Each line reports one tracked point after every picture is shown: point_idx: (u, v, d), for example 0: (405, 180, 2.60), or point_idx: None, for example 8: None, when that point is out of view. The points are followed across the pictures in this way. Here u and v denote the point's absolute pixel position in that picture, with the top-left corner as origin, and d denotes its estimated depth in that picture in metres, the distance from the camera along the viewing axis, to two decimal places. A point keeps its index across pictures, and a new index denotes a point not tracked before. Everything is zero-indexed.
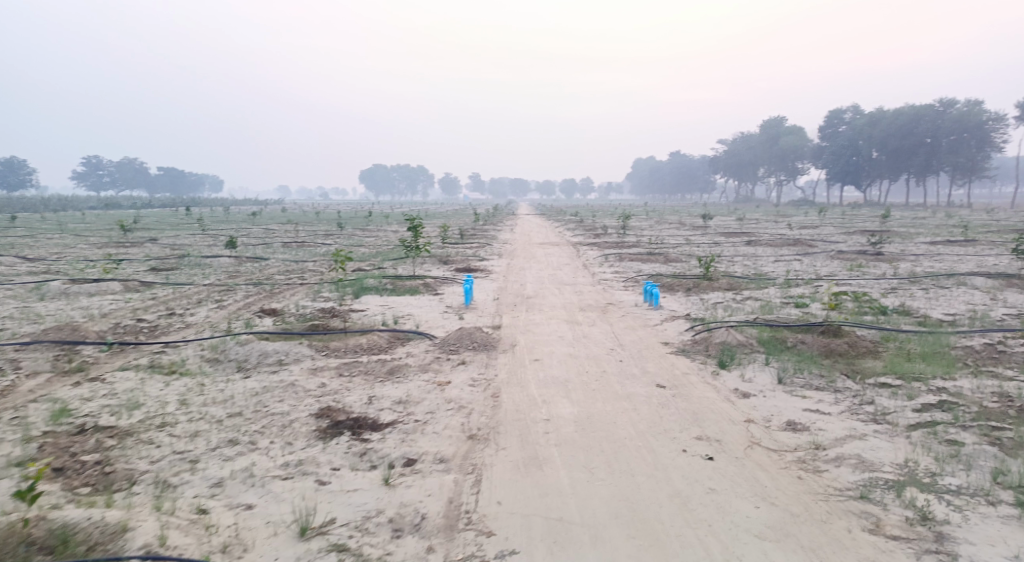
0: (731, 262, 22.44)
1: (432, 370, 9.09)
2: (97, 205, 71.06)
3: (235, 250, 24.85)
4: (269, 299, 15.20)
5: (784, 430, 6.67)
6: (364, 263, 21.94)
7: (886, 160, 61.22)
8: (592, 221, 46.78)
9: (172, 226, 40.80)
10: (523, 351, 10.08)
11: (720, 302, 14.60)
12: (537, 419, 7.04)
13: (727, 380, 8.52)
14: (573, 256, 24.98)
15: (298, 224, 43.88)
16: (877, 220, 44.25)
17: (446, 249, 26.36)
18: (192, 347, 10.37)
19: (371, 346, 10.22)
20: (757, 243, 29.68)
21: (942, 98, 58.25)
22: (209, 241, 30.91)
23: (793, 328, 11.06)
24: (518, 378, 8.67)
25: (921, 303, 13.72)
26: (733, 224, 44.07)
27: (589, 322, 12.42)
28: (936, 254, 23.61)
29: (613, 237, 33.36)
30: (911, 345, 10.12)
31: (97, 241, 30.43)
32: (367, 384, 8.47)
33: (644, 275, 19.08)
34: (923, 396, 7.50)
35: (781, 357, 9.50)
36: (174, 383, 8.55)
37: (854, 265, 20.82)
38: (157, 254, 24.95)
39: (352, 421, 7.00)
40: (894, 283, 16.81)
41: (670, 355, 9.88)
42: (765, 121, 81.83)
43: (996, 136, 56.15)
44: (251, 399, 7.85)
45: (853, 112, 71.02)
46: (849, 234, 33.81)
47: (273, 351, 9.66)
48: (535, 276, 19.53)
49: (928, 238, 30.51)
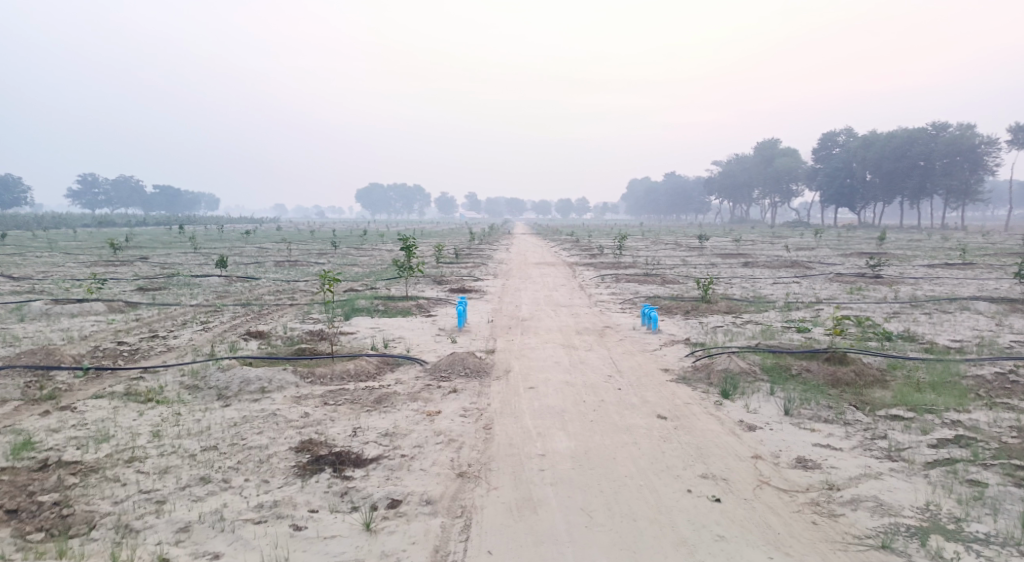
0: (730, 284, 22.12)
1: (421, 399, 8.66)
2: (92, 223, 70.62)
3: (226, 269, 24.44)
4: (257, 321, 14.76)
5: (794, 468, 6.27)
6: (356, 283, 21.55)
7: (880, 183, 61.45)
8: (587, 241, 46.67)
9: (165, 245, 40.40)
10: (518, 378, 9.66)
11: (720, 326, 14.24)
12: (531, 454, 6.62)
13: (732, 411, 8.12)
14: (569, 277, 24.66)
15: (292, 243, 43.61)
16: (872, 243, 44.13)
17: (439, 270, 26.00)
18: (172, 372, 9.91)
19: (359, 373, 9.77)
20: (754, 265, 29.44)
21: (935, 122, 58.66)
22: (200, 260, 30.44)
23: (796, 355, 10.70)
24: (511, 408, 8.24)
25: (925, 329, 13.41)
26: (730, 245, 43.97)
27: (586, 347, 12.03)
28: (935, 278, 23.43)
29: (609, 258, 33.12)
30: (920, 374, 9.77)
31: (87, 259, 30.05)
32: (352, 414, 8.02)
33: (642, 297, 18.71)
34: (938, 430, 7.14)
35: (786, 386, 9.12)
36: (149, 412, 8.09)
37: (854, 288, 20.57)
38: (145, 273, 24.51)
39: (334, 456, 6.57)
40: (896, 307, 16.52)
41: (671, 383, 9.49)
42: (759, 143, 82.39)
43: (989, 159, 56.51)
44: (229, 430, 7.40)
45: (846, 134, 71.55)
46: (847, 256, 33.76)
47: (255, 377, 9.22)
48: (530, 297, 19.16)
49: (926, 261, 30.42)
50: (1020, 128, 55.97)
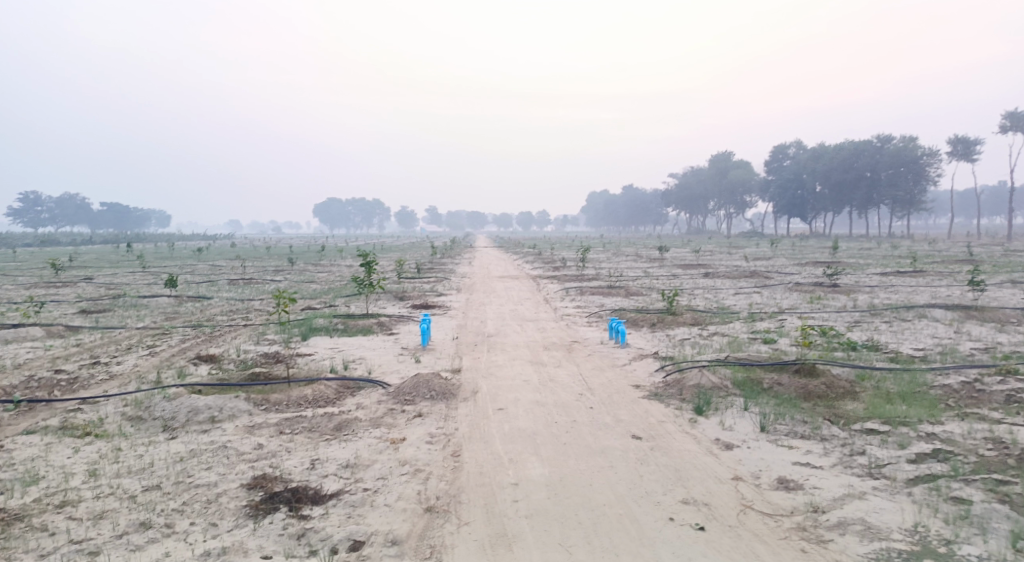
0: (693, 295, 22.23)
1: (385, 425, 8.19)
2: (33, 242, 67.24)
3: (175, 289, 23.34)
4: (208, 344, 13.96)
5: (777, 490, 6.10)
6: (315, 301, 20.83)
7: (830, 194, 63.53)
8: (549, 254, 46.74)
9: (111, 264, 38.59)
10: (485, 399, 9.27)
11: (688, 338, 14.15)
12: (503, 484, 6.24)
13: (707, 429, 7.91)
14: (534, 290, 24.44)
15: (247, 260, 42.29)
16: (826, 252, 45.34)
17: (401, 285, 25.45)
18: (113, 403, 9.15)
19: (317, 398, 9.22)
20: (715, 275, 29.74)
21: (879, 135, 61.01)
22: (149, 280, 29.11)
23: (766, 367, 10.63)
24: (480, 432, 7.86)
25: (888, 338, 13.61)
26: (689, 256, 44.55)
27: (555, 363, 11.74)
28: (890, 286, 24.05)
29: (572, 270, 33.14)
30: (889, 385, 9.83)
31: (25, 280, 28.39)
32: (310, 444, 7.50)
33: (607, 310, 18.56)
34: (915, 445, 7.13)
35: (759, 400, 9.00)
36: (85, 448, 7.39)
37: (814, 297, 20.89)
38: (89, 295, 23.22)
39: (290, 493, 6.06)
40: (857, 316, 16.80)
41: (644, 400, 9.24)
42: (714, 156, 84.28)
43: (931, 170, 58.56)
44: (175, 467, 6.78)
45: (797, 147, 73.92)
46: (803, 265, 34.51)
47: (204, 406, 8.58)
48: (495, 312, 18.80)
49: (879, 269, 31.28)
50: (958, 140, 58.73)
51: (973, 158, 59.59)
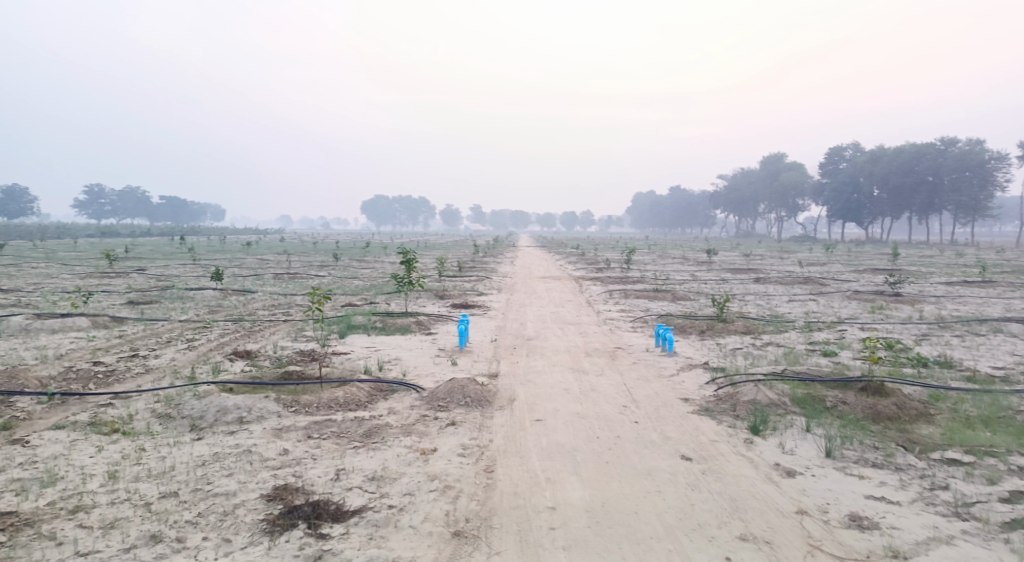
0: (744, 302, 21.17)
1: (416, 433, 7.77)
2: (94, 234, 70.00)
3: (221, 283, 23.62)
4: (246, 339, 13.87)
5: (848, 529, 5.38)
6: (355, 297, 20.72)
7: (888, 198, 60.56)
8: (593, 255, 45.94)
9: (165, 256, 39.72)
10: (523, 408, 8.75)
11: (739, 348, 13.31)
12: (539, 507, 5.73)
13: (765, 452, 7.19)
14: (576, 292, 23.80)
15: (293, 255, 42.98)
16: (884, 259, 43.08)
17: (441, 283, 25.17)
18: (145, 399, 9.02)
19: (349, 401, 8.87)
20: (766, 281, 28.40)
21: (943, 137, 57.81)
22: (197, 272, 29.68)
23: (827, 384, 9.79)
24: (516, 445, 7.35)
25: (962, 354, 12.48)
26: (739, 260, 42.98)
27: (597, 371, 11.13)
28: (958, 297, 22.47)
29: (616, 272, 32.32)
30: (969, 407, 8.87)
31: (82, 270, 29.35)
32: (337, 451, 7.13)
33: (653, 315, 17.81)
34: (1008, 480, 6.25)
35: (822, 420, 8.21)
36: (110, 447, 7.21)
37: (875, 308, 19.59)
38: (138, 286, 23.74)
39: (311, 508, 5.71)
40: (924, 329, 15.59)
41: (693, 415, 8.57)
42: (765, 158, 81.71)
43: (999, 175, 55.23)
44: (195, 471, 6.50)
45: (853, 149, 70.89)
46: (861, 272, 32.82)
47: (233, 406, 8.35)
48: (536, 313, 18.26)
49: (944, 278, 29.43)
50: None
51: None
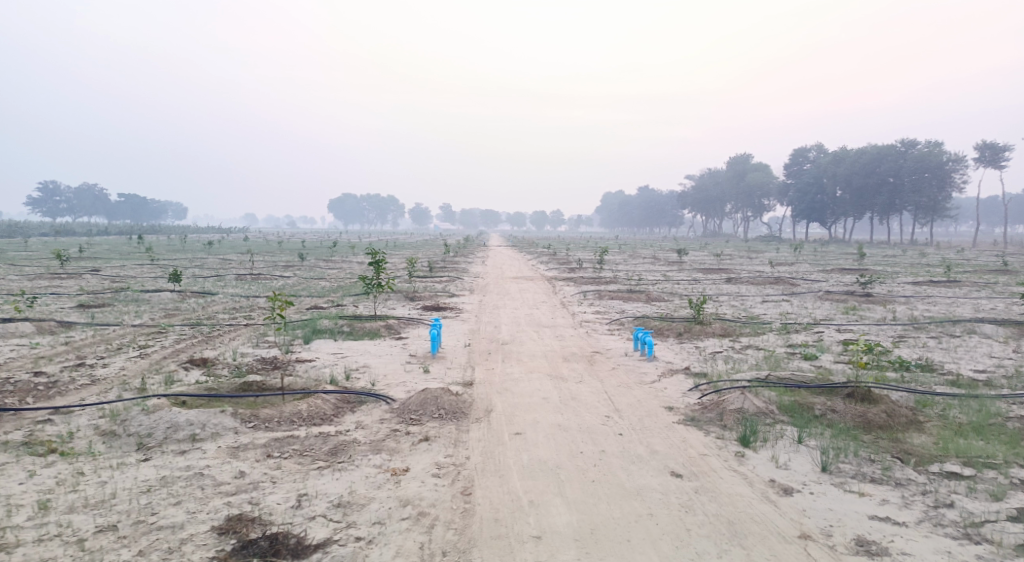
0: (718, 303, 21.00)
1: (387, 451, 7.19)
2: (48, 233, 67.11)
3: (179, 285, 22.50)
4: (204, 346, 13.05)
5: (855, 555, 5.03)
6: (321, 299, 19.96)
7: (850, 199, 61.70)
8: (565, 254, 45.75)
9: (122, 256, 38.08)
10: (501, 421, 8.23)
11: (719, 352, 13.03)
12: (523, 536, 5.25)
13: (758, 466, 6.82)
14: (550, 293, 23.39)
15: (258, 254, 41.82)
16: (850, 258, 43.79)
17: (412, 284, 24.52)
18: (87, 414, 8.22)
19: (312, 415, 8.22)
20: (738, 281, 28.45)
21: (903, 139, 59.21)
22: (155, 273, 28.38)
23: (813, 390, 9.51)
24: (495, 462, 6.84)
25: (941, 357, 12.38)
26: (709, 260, 43.13)
27: (577, 378, 10.69)
28: (927, 297, 22.71)
29: (589, 272, 32.08)
30: (957, 414, 8.69)
31: (31, 271, 27.85)
32: (298, 473, 6.51)
33: (630, 317, 17.46)
34: (1012, 496, 6.00)
35: (812, 431, 7.90)
36: (43, 471, 6.45)
37: (849, 308, 19.59)
38: (91, 288, 22.52)
39: (269, 544, 5.11)
40: (900, 330, 15.55)
41: (680, 426, 8.17)
42: (732, 158, 82.70)
43: (957, 176, 56.64)
44: (138, 500, 5.79)
45: (817, 151, 72.15)
46: (829, 272, 33.18)
47: (185, 422, 7.62)
48: (510, 316, 17.75)
49: (910, 277, 29.89)
50: (985, 146, 56.72)
51: (1001, 164, 57.53)
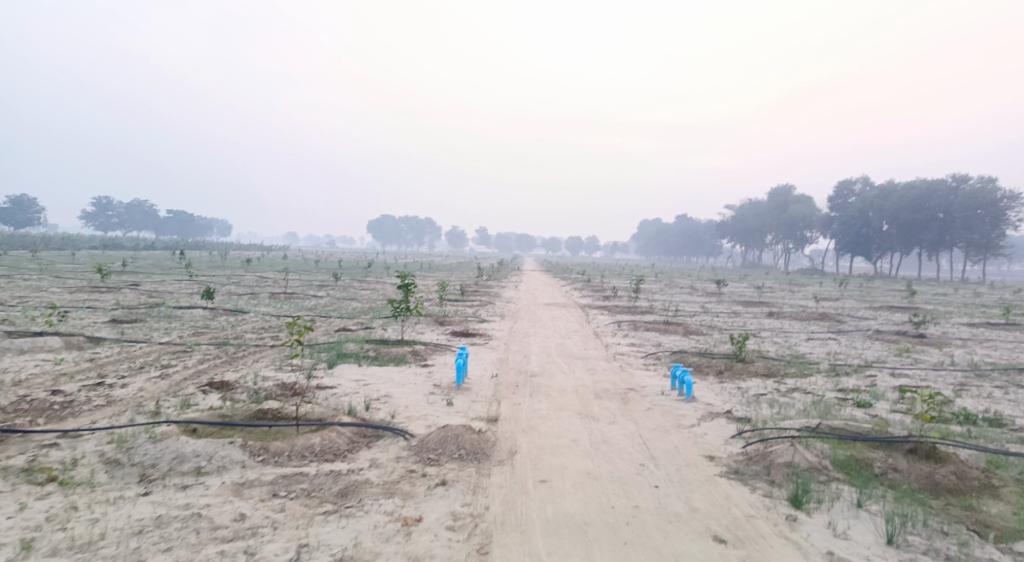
0: (760, 339, 19.94)
1: (400, 495, 6.63)
2: (97, 246, 69.45)
3: (212, 302, 22.55)
4: (226, 367, 12.77)
5: None
6: (350, 322, 19.67)
7: (897, 234, 59.44)
8: (599, 281, 44.96)
9: (163, 271, 38.78)
10: (525, 464, 7.61)
11: (763, 394, 12.13)
12: None
13: (813, 534, 6.04)
14: (583, 322, 22.67)
15: (294, 273, 42.18)
16: (898, 295, 41.86)
17: (442, 307, 24.09)
18: (95, 439, 7.89)
19: (325, 450, 7.72)
20: (780, 316, 27.21)
21: (955, 174, 56.83)
22: (190, 289, 28.67)
23: (870, 444, 8.62)
24: (518, 515, 6.21)
25: (1011, 410, 11.26)
26: (749, 293, 41.73)
27: (609, 418, 9.98)
28: (987, 340, 21.19)
29: (623, 301, 31.20)
30: None
31: (73, 284, 28.44)
32: (302, 518, 5.99)
33: (666, 351, 16.65)
34: None
35: (872, 492, 7.06)
36: (37, 504, 6.09)
37: (903, 350, 18.33)
38: (126, 302, 22.74)
39: None
40: (962, 378, 14.35)
41: (722, 480, 7.41)
42: (773, 190, 80.92)
43: (1012, 213, 54.03)
44: (127, 544, 5.35)
45: (862, 183, 70.00)
46: (878, 309, 31.62)
47: (192, 453, 7.21)
48: (541, 346, 17.11)
49: (966, 318, 28.17)
50: None
51: None
